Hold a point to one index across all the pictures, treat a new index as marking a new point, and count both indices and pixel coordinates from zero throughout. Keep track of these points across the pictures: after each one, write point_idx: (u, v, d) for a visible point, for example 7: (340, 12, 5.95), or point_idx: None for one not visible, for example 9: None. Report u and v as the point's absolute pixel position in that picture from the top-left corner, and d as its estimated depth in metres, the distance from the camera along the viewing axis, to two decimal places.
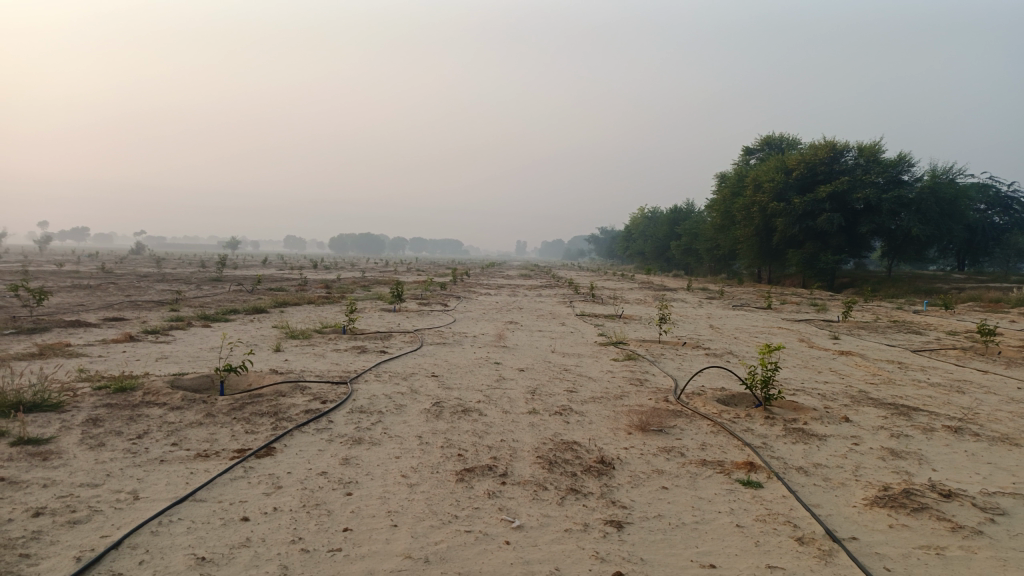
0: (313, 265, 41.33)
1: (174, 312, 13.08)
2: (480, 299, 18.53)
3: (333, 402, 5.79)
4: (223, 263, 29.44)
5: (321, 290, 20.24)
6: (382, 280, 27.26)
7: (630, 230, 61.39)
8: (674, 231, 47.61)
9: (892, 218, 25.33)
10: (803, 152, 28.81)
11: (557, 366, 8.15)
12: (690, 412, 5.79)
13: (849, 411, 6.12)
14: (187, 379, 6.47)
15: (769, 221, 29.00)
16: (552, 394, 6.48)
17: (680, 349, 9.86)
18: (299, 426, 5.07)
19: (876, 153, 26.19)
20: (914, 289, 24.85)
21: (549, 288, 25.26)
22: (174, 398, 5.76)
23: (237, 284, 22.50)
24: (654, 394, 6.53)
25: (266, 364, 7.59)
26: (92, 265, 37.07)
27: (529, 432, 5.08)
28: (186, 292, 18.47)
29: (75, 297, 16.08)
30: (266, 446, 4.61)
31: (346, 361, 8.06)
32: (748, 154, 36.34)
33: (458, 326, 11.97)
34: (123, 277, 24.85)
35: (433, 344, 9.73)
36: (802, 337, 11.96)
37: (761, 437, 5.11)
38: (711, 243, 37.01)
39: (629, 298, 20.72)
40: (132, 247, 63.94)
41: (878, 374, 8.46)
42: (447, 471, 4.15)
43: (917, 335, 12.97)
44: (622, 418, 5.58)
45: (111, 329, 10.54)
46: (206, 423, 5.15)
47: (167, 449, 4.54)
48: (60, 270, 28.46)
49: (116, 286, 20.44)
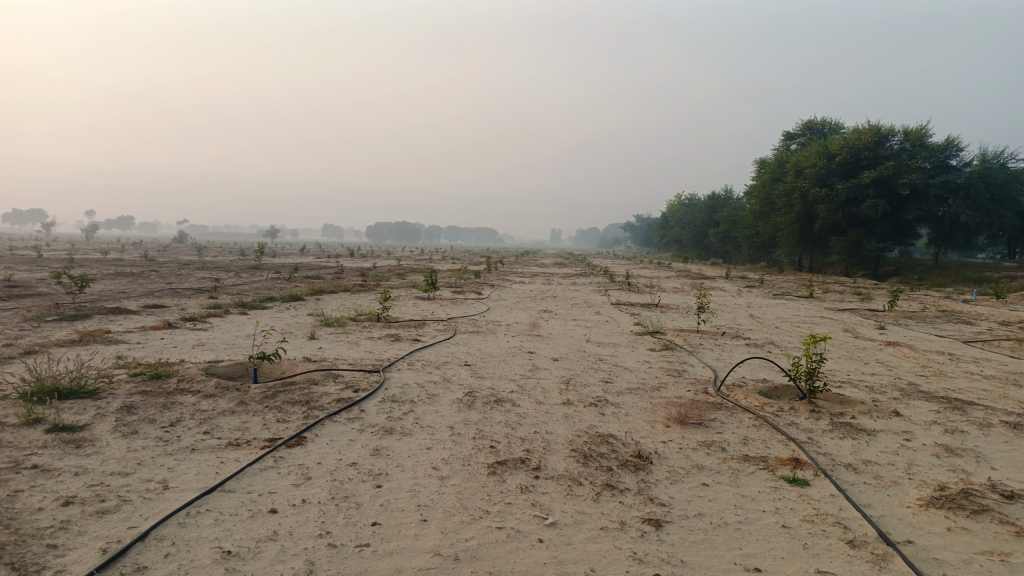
0: (350, 253, 41.63)
1: (212, 299, 13.22)
2: (515, 288, 18.41)
3: (365, 390, 5.72)
4: (261, 251, 29.78)
5: (357, 277, 20.36)
6: (417, 268, 27.33)
7: (666, 217, 60.69)
8: (712, 218, 46.89)
9: (939, 204, 24.52)
10: (846, 137, 28.05)
11: (592, 355, 7.99)
12: (731, 405, 5.59)
13: (899, 405, 5.85)
14: (222, 367, 6.47)
15: (811, 207, 28.31)
16: (587, 384, 6.34)
17: (719, 339, 9.61)
18: (330, 415, 5.00)
19: (923, 137, 25.35)
20: (963, 277, 24.05)
21: (584, 276, 25.05)
22: (208, 386, 5.74)
23: (275, 271, 22.74)
24: (692, 385, 6.34)
25: (300, 352, 7.57)
26: (136, 253, 38.00)
27: (564, 424, 4.95)
28: (225, 280, 18.71)
29: (117, 284, 16.37)
30: (296, 436, 4.55)
31: (379, 349, 8.01)
32: (789, 139, 35.52)
33: (493, 315, 11.87)
34: (164, 266, 25.28)
35: (467, 333, 9.64)
36: (846, 327, 11.60)
37: (806, 431, 4.90)
38: (750, 230, 36.34)
39: (666, 286, 20.38)
40: (175, 235, 65.13)
41: (927, 366, 8.14)
42: (478, 463, 4.03)
43: (968, 325, 12.50)
44: (660, 410, 5.41)
45: (150, 316, 10.68)
46: (238, 411, 5.11)
47: (199, 438, 4.51)
48: (105, 258, 29.09)
49: (158, 274, 20.81)
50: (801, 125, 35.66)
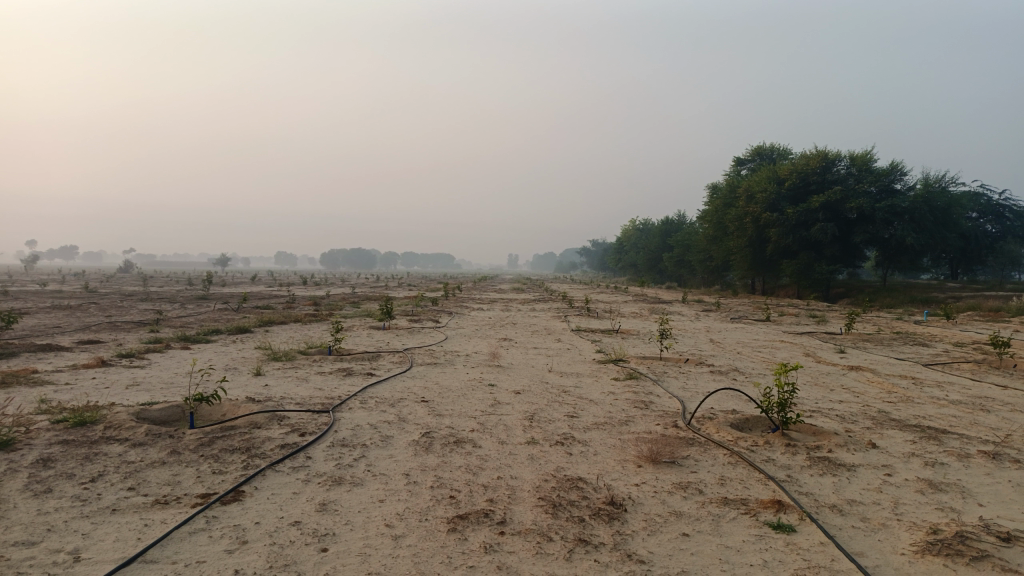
0: (303, 281, 40.69)
1: (153, 334, 12.53)
2: (473, 315, 18.06)
3: (312, 434, 5.29)
4: (209, 281, 28.80)
5: (309, 307, 19.77)
6: (372, 296, 26.77)
7: (621, 243, 61.15)
8: (666, 243, 47.36)
9: (886, 227, 25.05)
10: (795, 161, 28.60)
11: (555, 387, 7.65)
12: (703, 440, 5.31)
13: (874, 435, 5.65)
14: (156, 411, 5.94)
15: (763, 231, 28.68)
16: (551, 420, 6.00)
17: (684, 367, 9.37)
18: (273, 465, 4.56)
19: (868, 162, 25.95)
20: (910, 298, 24.56)
21: (542, 302, 24.81)
22: (137, 433, 5.22)
23: (223, 302, 21.99)
24: (661, 419, 6.05)
25: (244, 391, 7.06)
26: (75, 284, 36.61)
27: (529, 467, 4.60)
28: (169, 312, 17.91)
29: (51, 318, 15.47)
30: (233, 491, 4.09)
31: (330, 386, 7.54)
32: (739, 164, 36.15)
33: (450, 345, 11.45)
34: (106, 297, 24.20)
35: (424, 365, 9.22)
36: (807, 351, 11.51)
37: (784, 468, 4.63)
38: (703, 254, 36.72)
39: (624, 312, 20.24)
40: (120, 266, 62.89)
41: (893, 392, 8.02)
42: (437, 519, 3.64)
43: (924, 347, 12.56)
44: (630, 448, 5.08)
45: (84, 353, 9.99)
46: (170, 462, 4.62)
47: (123, 495, 4.02)
48: (42, 290, 27.78)
49: (97, 306, 19.85)
50: (751, 150, 36.32)
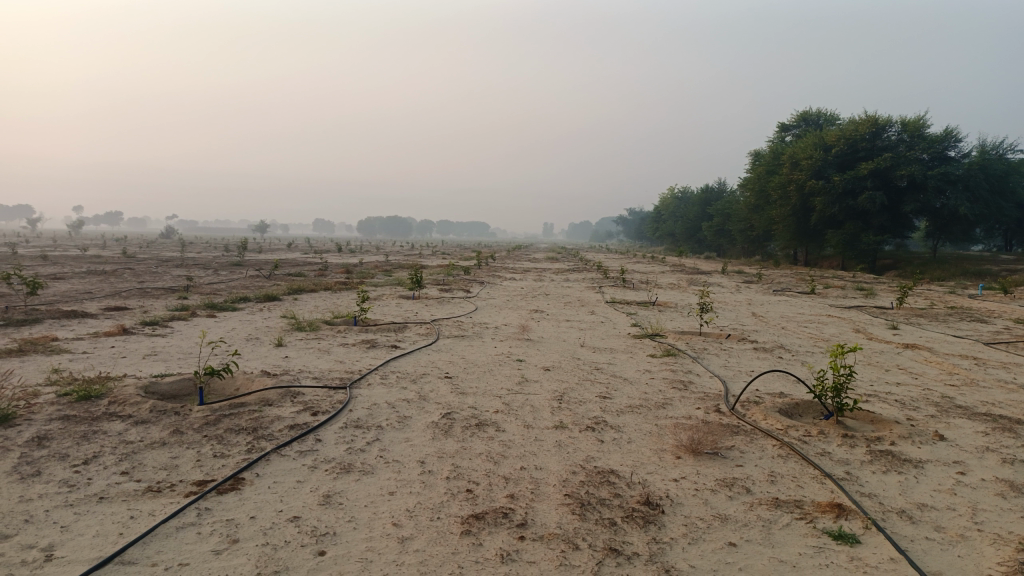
0: (338, 247, 40.70)
1: (181, 300, 12.37)
2: (506, 284, 17.65)
3: (325, 413, 4.94)
4: (243, 247, 28.75)
5: (340, 275, 19.58)
6: (404, 264, 26.53)
7: (659, 212, 60.00)
8: (705, 212, 46.24)
9: (938, 196, 23.86)
10: (843, 127, 27.35)
11: (588, 364, 7.19)
12: (750, 428, 4.82)
13: (939, 425, 5.10)
14: (166, 386, 5.65)
15: (807, 200, 27.60)
16: (583, 401, 5.57)
17: (725, 343, 8.83)
18: (279, 448, 4.22)
19: (921, 128, 24.62)
20: (962, 271, 23.46)
21: (577, 271, 24.28)
22: (141, 410, 4.91)
23: (256, 269, 21.86)
24: (702, 402, 5.57)
25: (261, 363, 6.75)
26: (113, 249, 37.05)
27: (556, 456, 4.18)
28: (200, 278, 17.80)
29: (84, 284, 15.45)
30: (231, 479, 3.76)
31: (351, 359, 7.20)
32: (783, 130, 34.85)
33: (479, 316, 11.06)
34: (142, 263, 24.28)
35: (451, 337, 8.84)
36: (857, 327, 10.84)
37: (842, 464, 4.15)
38: (744, 224, 35.70)
39: (662, 282, 19.62)
40: (162, 232, 63.83)
41: (955, 374, 7.40)
42: (450, 518, 3.25)
43: (983, 324, 11.78)
44: (669, 437, 4.63)
45: (108, 320, 9.81)
46: (170, 444, 4.30)
47: (115, 480, 3.70)
48: (82, 256, 28.08)
49: (132, 272, 19.89)
50: (795, 116, 34.92)
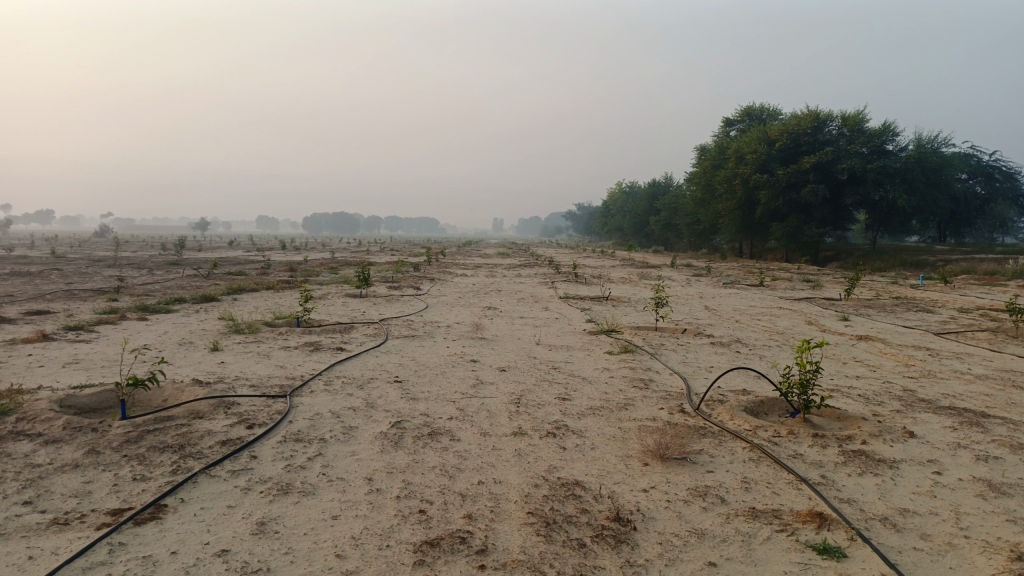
0: (282, 244, 39.52)
1: (110, 303, 11.64)
2: (456, 281, 17.28)
3: (263, 426, 4.53)
4: (182, 246, 27.62)
5: (284, 273, 18.94)
6: (351, 261, 25.86)
7: (608, 206, 60.35)
8: (653, 206, 46.64)
9: (877, 189, 24.40)
10: (785, 121, 27.74)
11: (544, 363, 6.90)
12: (716, 429, 4.59)
13: (907, 420, 4.97)
14: (86, 399, 5.13)
15: (752, 193, 27.93)
16: (541, 403, 5.27)
17: (681, 338, 8.65)
18: (208, 468, 3.80)
19: (860, 122, 25.11)
20: (900, 261, 24.05)
21: (527, 267, 24.04)
22: (53, 427, 4.39)
23: (194, 268, 21.00)
24: (665, 402, 5.33)
25: (194, 370, 6.26)
26: (43, 249, 35.26)
27: (515, 467, 3.87)
28: (133, 278, 16.92)
29: (5, 287, 14.46)
30: (152, 506, 3.33)
31: (294, 364, 6.76)
32: (728, 125, 35.28)
33: (429, 314, 10.68)
34: (73, 263, 23.00)
35: (400, 338, 8.45)
36: (809, 319, 10.83)
37: (815, 466, 3.94)
38: (691, 218, 36.04)
39: (613, 277, 19.53)
40: (97, 230, 61.28)
41: (911, 365, 7.35)
42: (401, 546, 2.91)
43: (929, 314, 11.93)
44: (634, 441, 4.36)
45: (27, 326, 9.09)
46: (84, 466, 3.83)
47: (15, 513, 3.23)
48: (6, 256, 26.52)
49: (60, 273, 18.79)
50: (739, 110, 35.35)
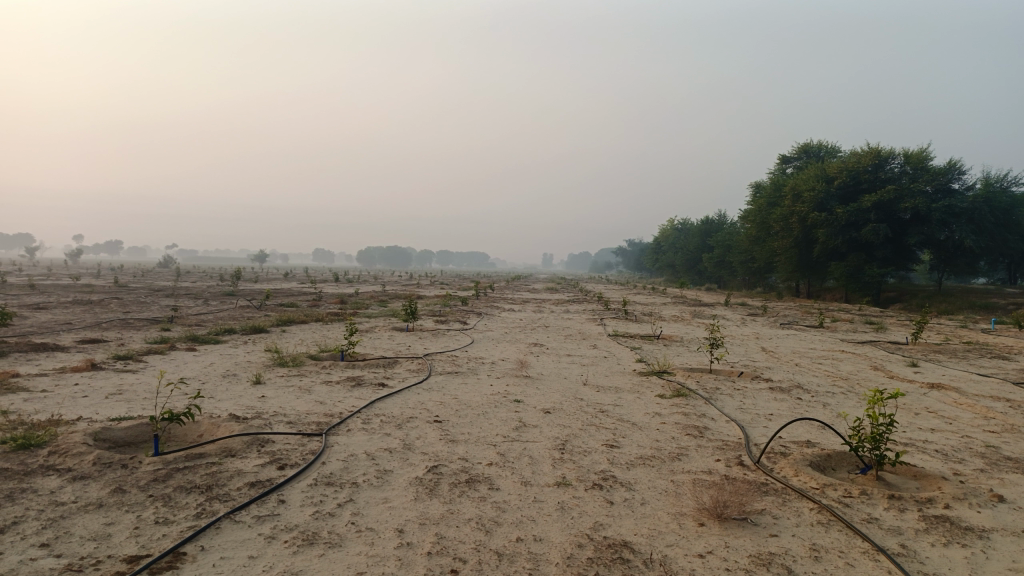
0: (335, 278, 40.05)
1: (162, 333, 11.77)
2: (503, 316, 17.07)
3: (294, 467, 4.33)
4: (237, 277, 28.17)
5: (334, 306, 19.05)
6: (400, 295, 25.92)
7: (659, 243, 59.68)
8: (705, 243, 45.89)
9: (942, 228, 23.41)
10: (844, 158, 26.97)
11: (591, 406, 6.57)
12: (780, 486, 4.20)
13: (994, 482, 4.48)
14: (121, 433, 5.03)
15: (809, 231, 27.15)
16: (588, 450, 4.96)
17: (737, 382, 8.20)
18: (233, 513, 3.60)
19: (924, 160, 24.22)
20: (968, 303, 22.92)
21: (577, 303, 23.70)
22: (83, 462, 4.27)
23: (248, 299, 21.37)
24: (722, 453, 4.95)
25: (232, 405, 6.13)
26: (107, 279, 36.43)
27: (558, 523, 3.57)
28: (187, 309, 17.18)
29: (66, 315, 14.81)
30: (171, 553, 3.14)
31: (334, 400, 6.58)
32: (784, 162, 34.59)
33: (475, 351, 10.45)
34: (132, 293, 23.60)
35: (443, 375, 8.23)
36: (874, 364, 10.23)
37: (894, 534, 3.52)
38: (745, 256, 35.25)
39: (665, 315, 19.06)
40: (160, 261, 63.48)
41: (991, 418, 6.78)
42: None
43: (1005, 361, 11.18)
44: (688, 497, 4.01)
45: (78, 354, 9.18)
46: (107, 506, 3.67)
47: (29, 556, 3.08)
48: (71, 285, 27.45)
49: (119, 302, 19.28)
50: (796, 147, 34.63)
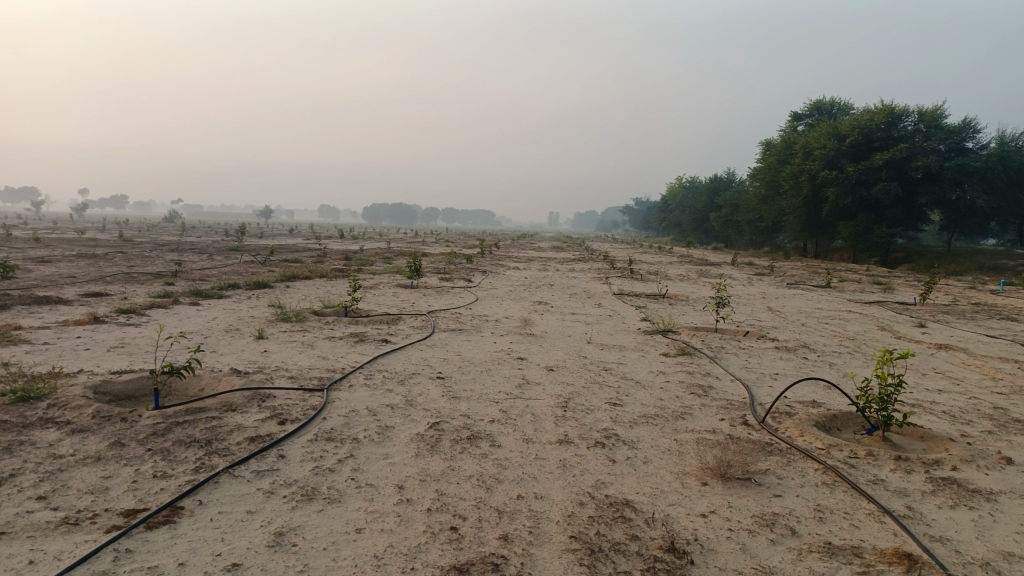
0: (340, 235, 39.84)
1: (165, 287, 11.73)
2: (508, 274, 16.98)
3: (295, 422, 4.30)
4: (242, 232, 28.06)
5: (339, 262, 18.98)
6: (405, 251, 25.79)
7: (667, 201, 59.17)
8: (713, 202, 45.47)
9: (954, 188, 23.08)
10: (857, 116, 26.46)
11: (595, 364, 6.52)
12: (784, 446, 4.15)
13: (1002, 444, 4.42)
14: (122, 387, 5.00)
15: (819, 190, 26.80)
16: (591, 408, 4.92)
17: (743, 342, 8.13)
18: (232, 468, 3.57)
19: (938, 118, 23.73)
20: (978, 264, 22.71)
21: (583, 261, 23.56)
22: (82, 415, 4.24)
23: (253, 254, 21.30)
24: (726, 412, 4.90)
25: (234, 359, 6.09)
26: (111, 233, 36.33)
27: (560, 481, 3.53)
28: (191, 263, 17.15)
29: (70, 268, 14.78)
30: (169, 507, 3.12)
31: (336, 355, 6.55)
32: (795, 119, 34.01)
33: (479, 308, 10.39)
34: (136, 247, 23.51)
35: (447, 331, 8.19)
36: (881, 325, 10.15)
37: (900, 495, 3.48)
38: (753, 215, 34.94)
39: (671, 274, 18.93)
40: (166, 215, 63.30)
41: (999, 380, 6.70)
42: (427, 570, 2.61)
43: (1014, 322, 11.07)
44: (693, 456, 3.96)
45: (81, 308, 9.15)
46: (106, 459, 3.65)
47: (26, 509, 3.05)
48: (76, 239, 27.38)
49: (124, 256, 19.23)
50: (808, 104, 34.00)
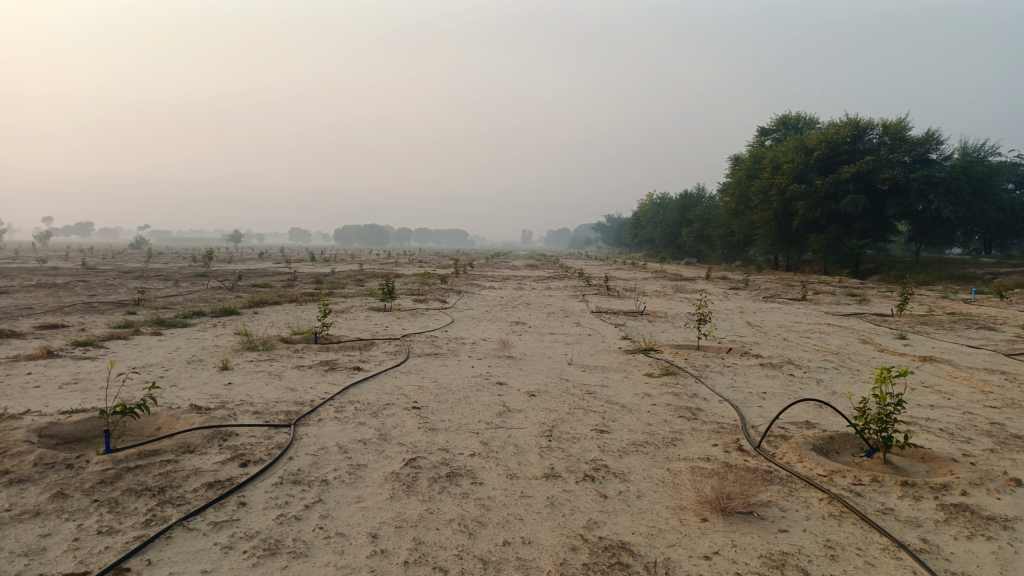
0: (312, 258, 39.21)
1: (126, 317, 11.24)
2: (483, 294, 16.68)
3: (258, 464, 3.96)
4: (210, 258, 27.45)
5: (309, 286, 18.51)
6: (377, 274, 25.37)
7: (638, 217, 59.50)
8: (684, 217, 45.75)
9: (921, 199, 23.35)
10: (824, 130, 26.74)
11: (578, 388, 6.24)
12: (784, 474, 3.91)
13: (1006, 463, 4.23)
14: (70, 429, 4.61)
15: (789, 203, 26.98)
16: (578, 437, 4.64)
17: (727, 359, 7.91)
18: (187, 519, 3.23)
19: (902, 130, 24.05)
20: (947, 273, 22.94)
21: (558, 279, 23.35)
22: (22, 463, 3.87)
23: (220, 279, 20.74)
24: (719, 437, 4.66)
25: (195, 394, 5.72)
26: (74, 261, 35.43)
27: (549, 522, 3.24)
28: (156, 291, 16.58)
29: (27, 299, 14.18)
30: (113, 570, 2.77)
31: (305, 386, 6.20)
32: (763, 134, 34.35)
33: (454, 330, 10.08)
34: (99, 275, 22.77)
35: (421, 356, 7.86)
36: (862, 337, 10.03)
37: (913, 526, 3.24)
38: (725, 230, 35.11)
39: (647, 290, 18.80)
40: (132, 242, 62.00)
41: (989, 393, 6.54)
42: None
43: (991, 331, 11.04)
44: (689, 488, 3.70)
45: (34, 341, 8.66)
46: (46, 514, 3.29)
47: None
48: (37, 269, 26.56)
49: (85, 284, 18.59)
50: (775, 119, 34.38)
